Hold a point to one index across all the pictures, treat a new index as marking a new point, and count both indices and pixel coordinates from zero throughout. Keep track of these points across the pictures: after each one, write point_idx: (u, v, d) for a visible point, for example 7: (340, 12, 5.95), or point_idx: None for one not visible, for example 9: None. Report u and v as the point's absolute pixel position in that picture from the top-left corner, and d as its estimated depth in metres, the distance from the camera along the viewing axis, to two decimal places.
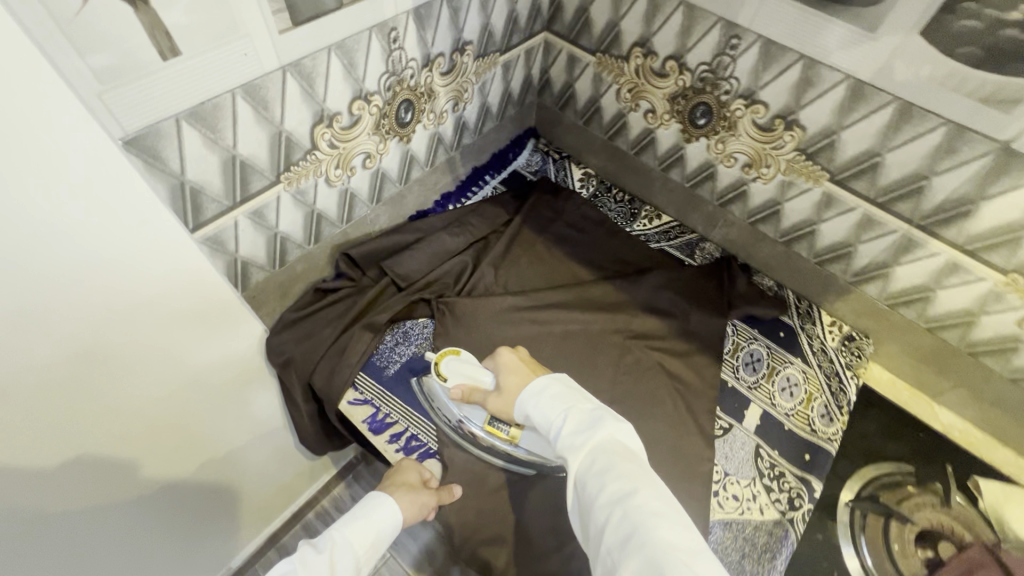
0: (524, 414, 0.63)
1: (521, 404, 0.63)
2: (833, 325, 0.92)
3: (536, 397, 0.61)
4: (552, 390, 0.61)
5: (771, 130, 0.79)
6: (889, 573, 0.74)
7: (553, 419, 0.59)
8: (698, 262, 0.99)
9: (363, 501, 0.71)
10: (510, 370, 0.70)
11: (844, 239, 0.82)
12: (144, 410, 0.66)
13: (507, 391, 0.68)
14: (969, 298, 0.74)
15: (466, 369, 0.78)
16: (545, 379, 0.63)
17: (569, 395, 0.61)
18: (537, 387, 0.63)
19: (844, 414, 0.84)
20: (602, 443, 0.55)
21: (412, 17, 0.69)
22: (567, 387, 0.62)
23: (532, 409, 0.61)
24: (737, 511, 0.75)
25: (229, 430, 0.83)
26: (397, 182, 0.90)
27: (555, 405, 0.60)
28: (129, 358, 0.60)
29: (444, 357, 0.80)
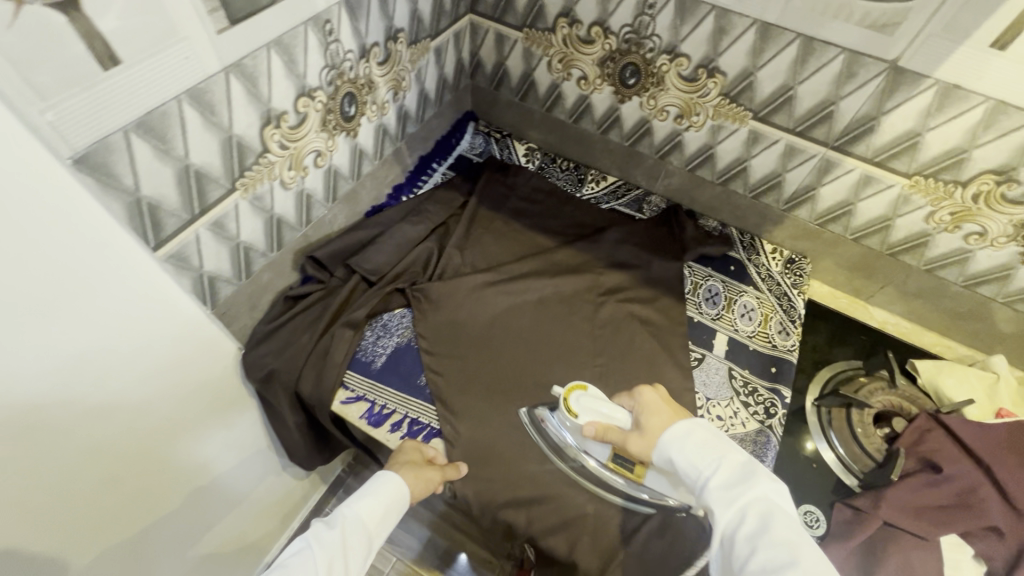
0: (659, 456, 0.62)
1: (659, 445, 0.62)
2: (775, 251, 1.01)
3: (679, 441, 0.61)
4: (695, 436, 0.60)
5: (696, 79, 0.85)
6: (857, 454, 0.83)
7: (697, 467, 0.59)
8: (647, 214, 1.06)
9: (371, 479, 0.71)
10: (656, 412, 0.66)
11: (773, 170, 0.90)
12: (121, 440, 0.64)
13: (649, 431, 0.64)
14: (884, 205, 0.84)
15: (598, 406, 0.71)
16: (690, 425, 0.62)
17: (717, 448, 0.59)
18: (680, 429, 0.61)
19: (797, 327, 0.93)
20: (756, 500, 0.54)
21: (344, 7, 0.70)
22: (714, 437, 0.60)
23: (672, 451, 0.61)
24: (723, 429, 0.82)
25: (211, 448, 0.82)
26: (350, 178, 0.89)
27: (702, 454, 0.59)
28: (100, 387, 0.59)
29: (572, 392, 0.74)
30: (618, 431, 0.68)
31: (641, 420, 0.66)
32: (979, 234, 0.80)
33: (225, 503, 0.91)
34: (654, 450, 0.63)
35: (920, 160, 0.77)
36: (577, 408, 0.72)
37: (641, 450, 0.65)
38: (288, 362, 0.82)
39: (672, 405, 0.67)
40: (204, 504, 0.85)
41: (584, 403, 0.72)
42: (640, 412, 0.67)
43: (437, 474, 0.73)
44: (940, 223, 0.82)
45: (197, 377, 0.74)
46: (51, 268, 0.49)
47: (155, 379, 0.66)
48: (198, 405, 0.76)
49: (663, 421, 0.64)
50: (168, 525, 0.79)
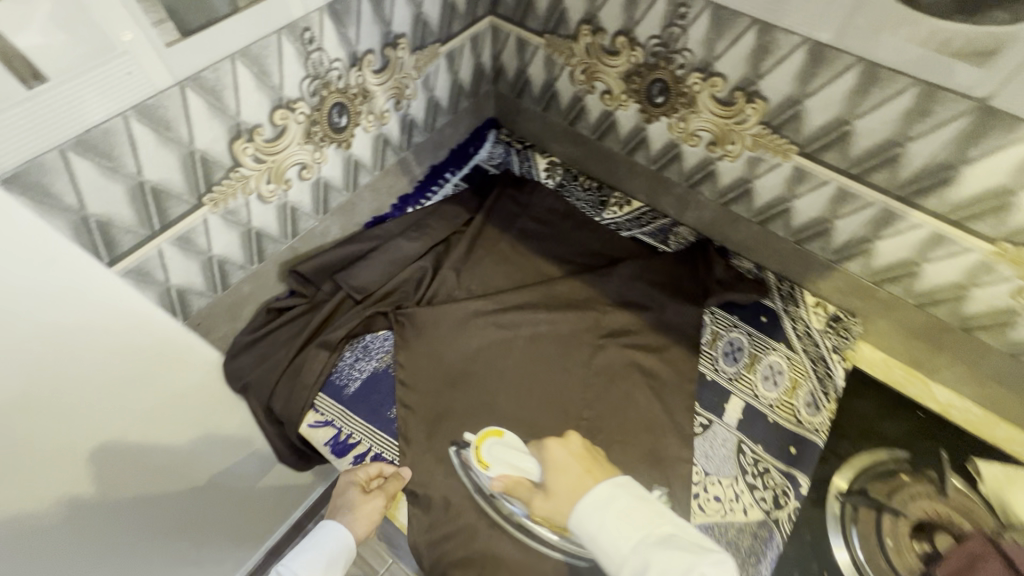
0: (583, 536, 0.53)
1: (575, 518, 0.53)
2: (818, 306, 0.86)
3: (598, 518, 0.52)
4: (614, 508, 0.52)
5: (732, 104, 0.72)
6: (880, 567, 0.69)
7: (624, 552, 0.50)
8: (672, 248, 0.94)
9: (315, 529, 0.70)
10: (566, 468, 0.60)
11: (820, 215, 0.76)
12: (100, 451, 0.64)
13: (554, 492, 0.59)
14: (958, 271, 0.68)
15: (510, 456, 0.73)
16: (607, 488, 0.54)
17: (643, 519, 0.51)
18: (597, 496, 0.54)
19: (831, 401, 0.79)
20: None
21: (327, 14, 0.64)
22: (633, 504, 0.53)
23: (593, 531, 0.52)
24: (719, 513, 0.71)
25: (195, 466, 0.79)
26: (344, 190, 0.85)
27: (626, 533, 0.51)
28: (68, 399, 0.57)
29: (485, 442, 0.75)
30: (525, 483, 0.68)
31: (547, 477, 0.61)
32: None
33: (208, 526, 0.87)
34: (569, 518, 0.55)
35: (1010, 223, 0.61)
36: (489, 459, 0.74)
37: (547, 511, 0.60)
38: (261, 378, 0.79)
39: (582, 461, 0.61)
40: (185, 523, 0.82)
41: (495, 451, 0.74)
42: (547, 469, 0.62)
43: (380, 500, 0.71)
44: None
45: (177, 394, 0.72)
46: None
47: (126, 394, 0.64)
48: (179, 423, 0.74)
49: (569, 479, 0.59)
50: (144, 543, 0.76)
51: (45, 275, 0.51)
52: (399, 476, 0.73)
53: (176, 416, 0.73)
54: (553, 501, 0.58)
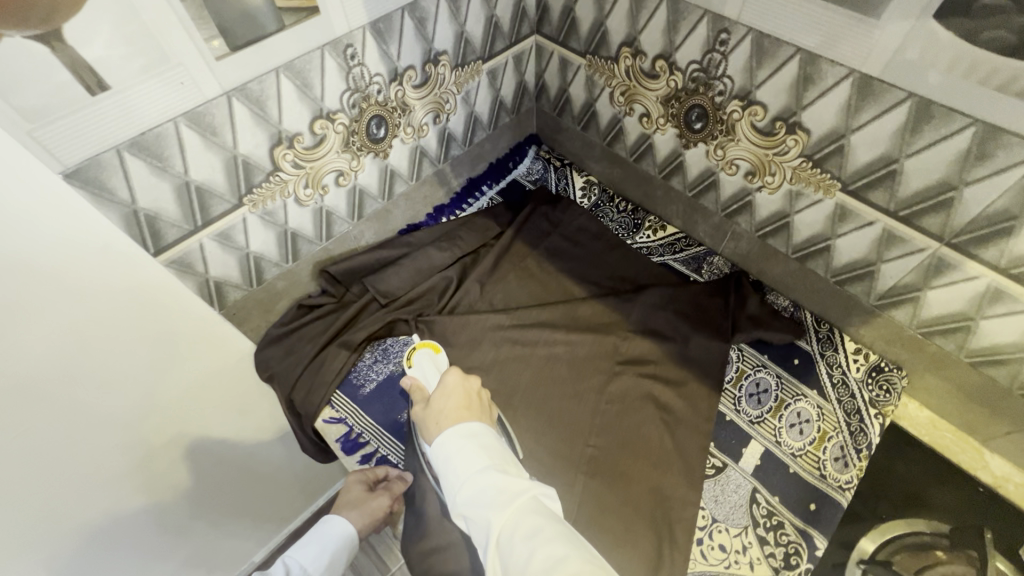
0: (440, 457, 0.60)
1: (440, 440, 0.61)
2: (858, 353, 0.80)
3: (459, 444, 0.60)
4: (476, 440, 0.60)
5: (772, 133, 0.69)
6: None
7: (470, 473, 0.57)
8: (704, 278, 0.91)
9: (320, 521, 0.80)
10: (454, 397, 0.65)
11: (864, 256, 0.71)
12: (161, 428, 0.66)
13: (434, 412, 0.64)
14: (1018, 331, 0.62)
15: (430, 371, 0.75)
16: (478, 425, 0.62)
17: (494, 452, 0.60)
18: (466, 430, 0.61)
19: (863, 459, 0.73)
20: (528, 502, 0.54)
21: (369, 31, 0.67)
22: (490, 440, 0.61)
23: (451, 452, 0.59)
24: (723, 564, 0.68)
25: (237, 455, 0.82)
26: (379, 197, 0.89)
27: (478, 458, 0.58)
28: (130, 379, 0.59)
29: (420, 349, 0.78)
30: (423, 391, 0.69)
31: (433, 399, 0.66)
32: None
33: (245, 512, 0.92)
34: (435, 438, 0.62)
35: None
36: (415, 363, 0.76)
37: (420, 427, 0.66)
38: (285, 371, 0.84)
39: (468, 397, 0.66)
40: (213, 513, 0.83)
41: (423, 361, 0.75)
42: (437, 391, 0.67)
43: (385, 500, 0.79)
44: None
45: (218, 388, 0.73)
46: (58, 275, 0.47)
47: (173, 386, 0.65)
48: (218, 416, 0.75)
49: (448, 406, 0.64)
50: (196, 521, 0.80)
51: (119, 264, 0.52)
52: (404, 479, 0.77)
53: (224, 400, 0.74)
54: (428, 418, 0.65)
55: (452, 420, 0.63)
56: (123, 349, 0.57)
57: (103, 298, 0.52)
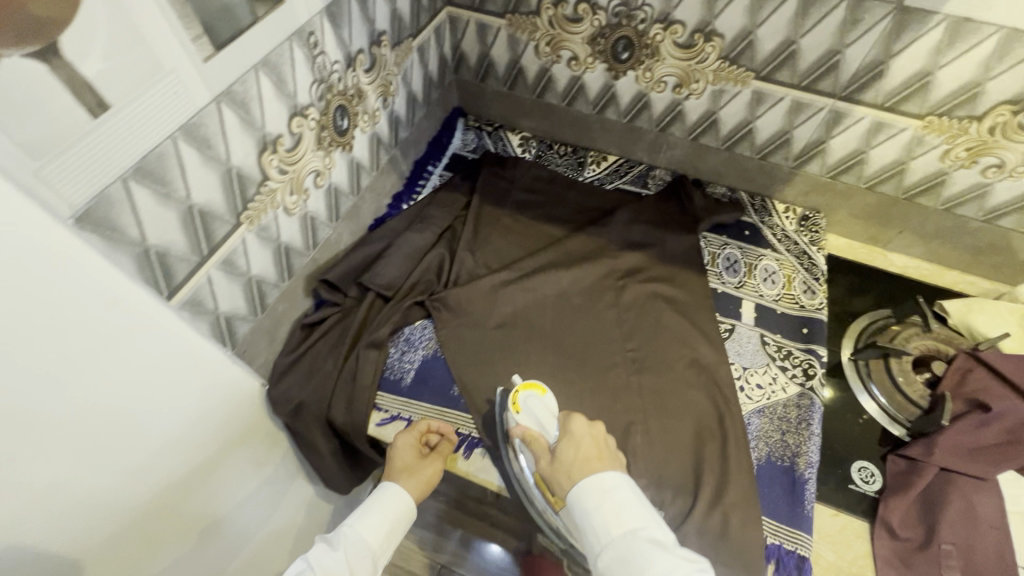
0: (578, 508, 0.60)
1: (577, 490, 0.60)
2: (788, 210, 1.00)
3: (601, 499, 0.59)
4: (616, 497, 0.59)
5: (692, 45, 0.83)
6: (901, 405, 0.81)
7: (615, 537, 0.57)
8: (654, 190, 1.04)
9: (376, 488, 0.74)
10: (584, 447, 0.65)
11: (779, 129, 0.88)
12: (173, 488, 0.63)
13: (565, 462, 0.63)
14: (897, 149, 0.83)
15: (543, 419, 0.72)
16: (619, 483, 0.60)
17: (644, 516, 0.58)
18: (603, 484, 0.60)
19: (822, 284, 0.92)
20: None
21: (326, 16, 0.66)
22: (633, 499, 0.60)
23: (593, 509, 0.59)
24: (765, 397, 0.82)
25: (252, 496, 0.79)
26: (350, 194, 0.86)
27: (621, 519, 0.58)
28: (143, 444, 0.57)
29: (526, 390, 0.75)
30: (543, 445, 0.68)
31: (560, 447, 0.65)
32: (997, 166, 0.79)
33: (274, 554, 0.88)
34: (572, 489, 0.62)
35: (932, 99, 0.75)
36: (523, 409, 0.73)
37: (547, 472, 0.65)
38: (316, 393, 0.79)
39: (598, 447, 0.65)
40: (243, 555, 0.79)
41: (532, 404, 0.73)
42: (564, 440, 0.66)
43: (436, 464, 0.76)
44: (957, 160, 0.81)
45: (214, 433, 0.68)
46: (36, 353, 0.43)
47: (169, 435, 0.61)
48: (217, 456, 0.70)
49: (578, 456, 0.64)
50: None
51: (124, 328, 0.51)
52: (451, 439, 0.77)
53: (233, 444, 0.73)
54: (557, 469, 0.64)
55: (591, 471, 0.62)
56: (107, 415, 0.51)
57: (114, 366, 0.51)
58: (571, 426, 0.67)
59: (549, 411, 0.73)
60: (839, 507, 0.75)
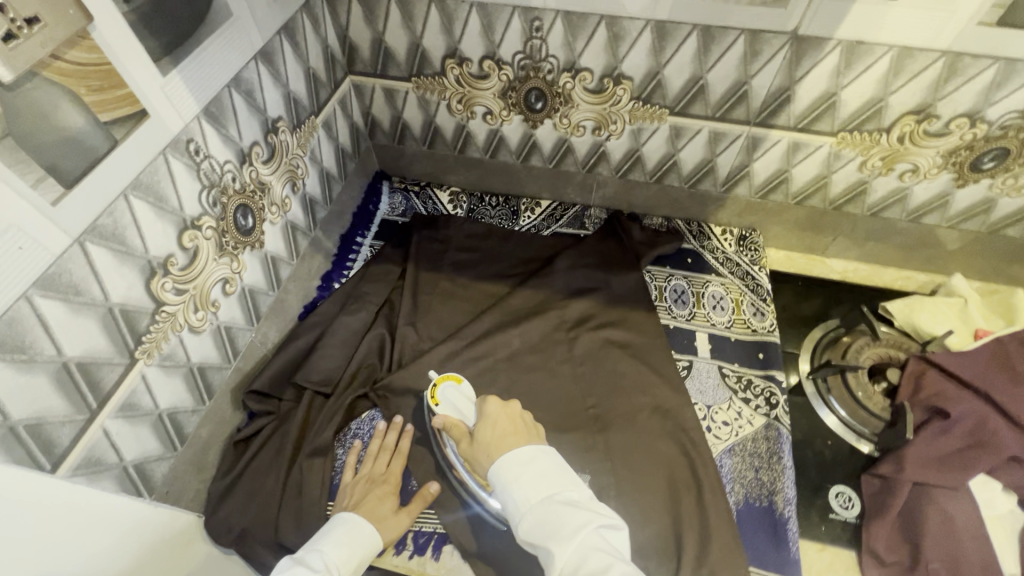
0: (497, 482, 0.58)
1: (496, 467, 0.58)
2: (725, 232, 0.99)
3: (518, 471, 0.57)
4: (533, 467, 0.57)
5: (603, 89, 0.81)
6: (863, 417, 0.80)
7: (531, 503, 0.55)
8: (592, 229, 1.02)
9: (346, 515, 0.68)
10: (500, 425, 0.65)
11: (702, 158, 0.88)
12: None
13: (482, 441, 0.64)
14: (818, 166, 0.84)
15: (461, 405, 0.73)
16: (534, 451, 0.59)
17: (556, 477, 0.57)
18: (520, 457, 0.58)
19: (770, 304, 0.91)
20: (590, 537, 0.51)
21: (205, 118, 0.60)
22: (552, 466, 0.58)
23: (510, 480, 0.57)
24: (733, 434, 0.79)
25: None
26: (269, 289, 0.79)
27: (538, 486, 0.56)
28: None
29: (444, 382, 0.76)
30: (462, 428, 0.69)
31: (477, 429, 0.66)
32: (912, 170, 0.80)
33: None
34: (492, 465, 0.60)
35: (841, 117, 0.76)
36: (442, 401, 0.74)
37: (470, 455, 0.66)
38: (258, 518, 0.71)
39: (514, 422, 0.66)
40: None
41: (450, 395, 0.74)
42: (481, 421, 0.67)
43: (402, 519, 0.71)
44: (874, 169, 0.82)
45: None
46: None
47: None
48: None
49: (495, 433, 0.64)
50: None
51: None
52: (427, 495, 0.73)
53: None
54: (478, 448, 0.65)
55: (508, 443, 0.62)
56: None
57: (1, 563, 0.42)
58: (483, 406, 0.68)
59: (467, 397, 0.74)
60: (824, 541, 0.73)
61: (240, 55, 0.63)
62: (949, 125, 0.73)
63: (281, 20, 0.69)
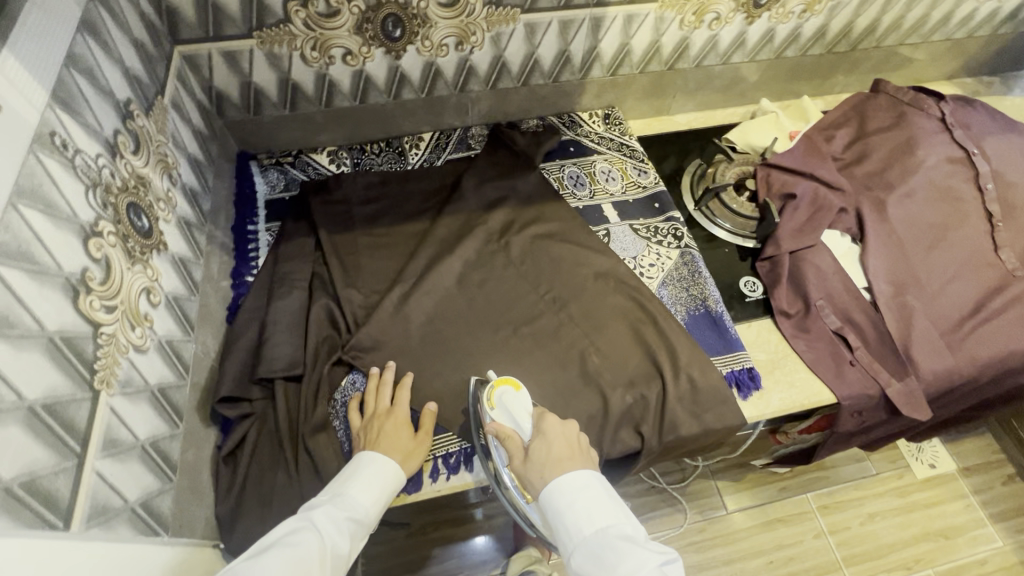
0: (550, 508, 0.62)
1: (552, 488, 0.63)
2: (591, 116, 1.11)
3: (572, 499, 0.62)
4: (588, 496, 0.62)
5: (456, 2, 0.84)
6: (740, 224, 1.00)
7: (588, 536, 0.60)
8: (480, 146, 1.06)
9: (367, 454, 0.70)
10: (556, 447, 0.67)
11: (558, 49, 0.97)
12: None
13: (536, 460, 0.66)
14: (649, 32, 0.97)
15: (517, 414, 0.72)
16: (588, 480, 0.63)
17: (610, 509, 0.62)
18: (574, 484, 0.63)
19: (647, 163, 1.06)
20: (648, 573, 0.55)
21: (58, 106, 0.51)
22: (605, 495, 0.63)
23: (564, 508, 0.61)
24: (660, 270, 0.94)
25: None
26: (191, 294, 0.72)
27: (592, 518, 0.61)
28: None
29: (501, 386, 0.74)
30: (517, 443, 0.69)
31: (534, 446, 0.68)
32: (717, 18, 0.98)
33: None
34: (544, 488, 0.64)
35: None
36: (497, 406, 0.73)
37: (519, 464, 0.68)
38: (286, 512, 0.69)
39: (573, 443, 0.68)
40: None
41: (507, 403, 0.72)
42: (540, 439, 0.68)
43: (425, 438, 0.75)
44: (690, 24, 0.98)
45: None
46: None
47: None
48: None
49: (551, 455, 0.66)
50: None
51: None
52: (431, 411, 0.77)
53: None
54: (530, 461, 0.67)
55: (566, 468, 0.64)
56: None
57: None
58: (543, 426, 0.69)
59: (525, 406, 0.73)
60: (749, 319, 0.92)
61: (64, 27, 0.54)
62: None
63: None
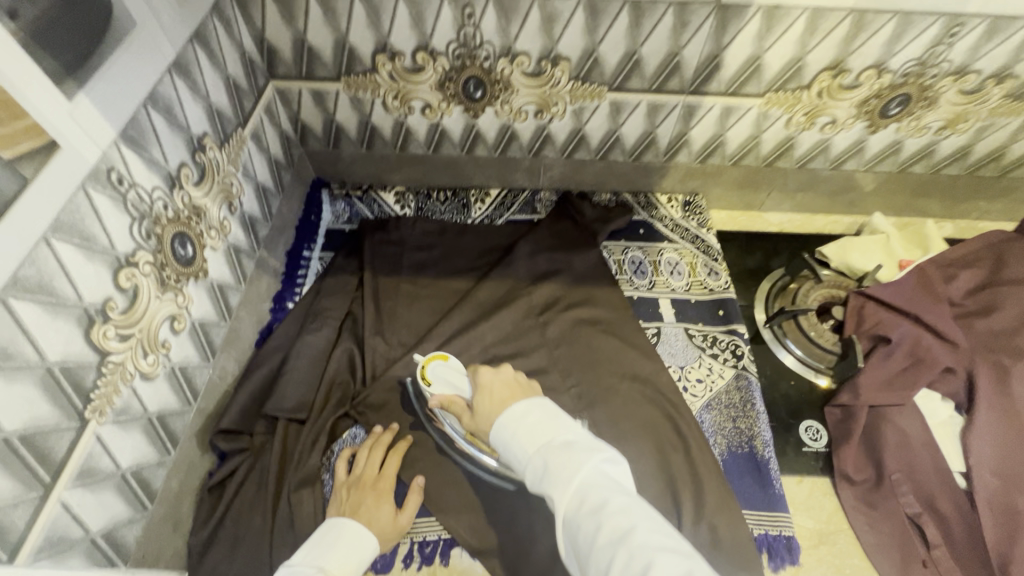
0: (498, 440, 0.58)
1: (495, 426, 0.58)
2: (670, 200, 1.03)
3: (515, 426, 0.57)
4: (529, 420, 0.57)
5: (542, 72, 0.81)
6: (816, 354, 0.88)
7: (530, 451, 0.54)
8: (545, 212, 1.02)
9: (335, 525, 0.65)
10: (499, 391, 0.65)
11: (644, 131, 0.90)
12: None
13: (484, 412, 0.63)
14: (749, 126, 0.88)
15: (453, 379, 0.74)
16: (528, 403, 0.59)
17: (550, 420, 0.56)
18: (515, 412, 0.58)
19: (721, 263, 0.96)
20: (587, 476, 0.50)
21: (123, 144, 0.54)
22: (546, 415, 0.57)
23: (507, 433, 0.57)
24: (708, 389, 0.83)
25: None
26: (220, 320, 0.74)
27: (535, 434, 0.55)
28: None
29: (431, 361, 0.77)
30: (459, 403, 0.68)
31: (477, 402, 0.65)
32: (832, 122, 0.87)
33: None
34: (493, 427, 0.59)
35: (767, 78, 0.80)
36: (432, 378, 0.74)
37: (475, 428, 0.65)
38: (249, 562, 0.67)
39: (510, 383, 0.66)
40: None
41: (440, 374, 0.74)
42: (479, 392, 0.66)
43: (406, 515, 0.69)
44: (799, 125, 0.88)
45: None
46: None
47: None
48: None
49: (495, 399, 0.64)
50: None
51: None
52: (420, 488, 0.71)
53: None
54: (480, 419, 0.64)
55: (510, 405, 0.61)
56: None
57: None
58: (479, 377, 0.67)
59: (456, 370, 0.75)
60: (802, 473, 0.79)
61: (153, 68, 0.57)
62: (860, 77, 0.79)
63: (193, 26, 0.63)
